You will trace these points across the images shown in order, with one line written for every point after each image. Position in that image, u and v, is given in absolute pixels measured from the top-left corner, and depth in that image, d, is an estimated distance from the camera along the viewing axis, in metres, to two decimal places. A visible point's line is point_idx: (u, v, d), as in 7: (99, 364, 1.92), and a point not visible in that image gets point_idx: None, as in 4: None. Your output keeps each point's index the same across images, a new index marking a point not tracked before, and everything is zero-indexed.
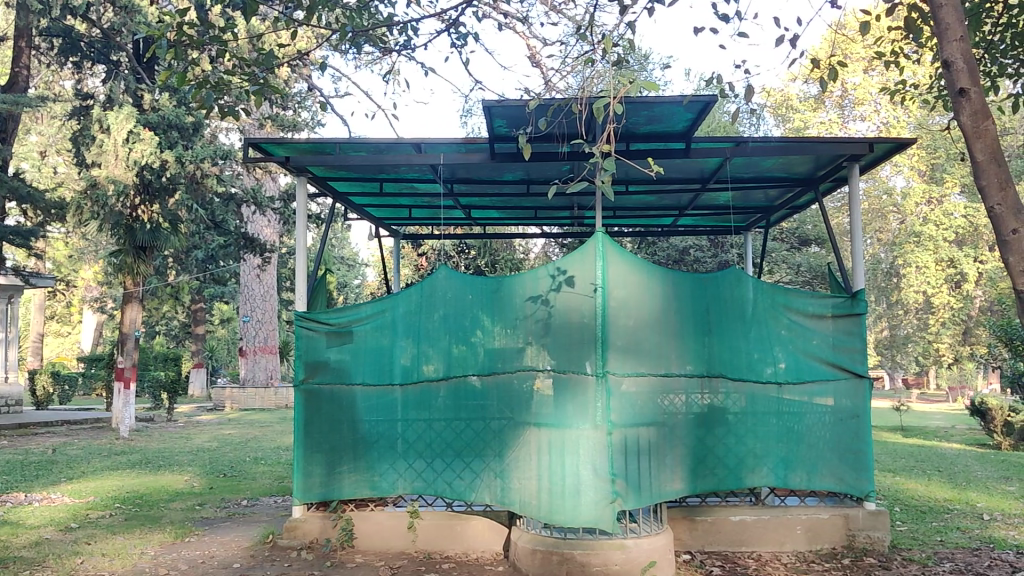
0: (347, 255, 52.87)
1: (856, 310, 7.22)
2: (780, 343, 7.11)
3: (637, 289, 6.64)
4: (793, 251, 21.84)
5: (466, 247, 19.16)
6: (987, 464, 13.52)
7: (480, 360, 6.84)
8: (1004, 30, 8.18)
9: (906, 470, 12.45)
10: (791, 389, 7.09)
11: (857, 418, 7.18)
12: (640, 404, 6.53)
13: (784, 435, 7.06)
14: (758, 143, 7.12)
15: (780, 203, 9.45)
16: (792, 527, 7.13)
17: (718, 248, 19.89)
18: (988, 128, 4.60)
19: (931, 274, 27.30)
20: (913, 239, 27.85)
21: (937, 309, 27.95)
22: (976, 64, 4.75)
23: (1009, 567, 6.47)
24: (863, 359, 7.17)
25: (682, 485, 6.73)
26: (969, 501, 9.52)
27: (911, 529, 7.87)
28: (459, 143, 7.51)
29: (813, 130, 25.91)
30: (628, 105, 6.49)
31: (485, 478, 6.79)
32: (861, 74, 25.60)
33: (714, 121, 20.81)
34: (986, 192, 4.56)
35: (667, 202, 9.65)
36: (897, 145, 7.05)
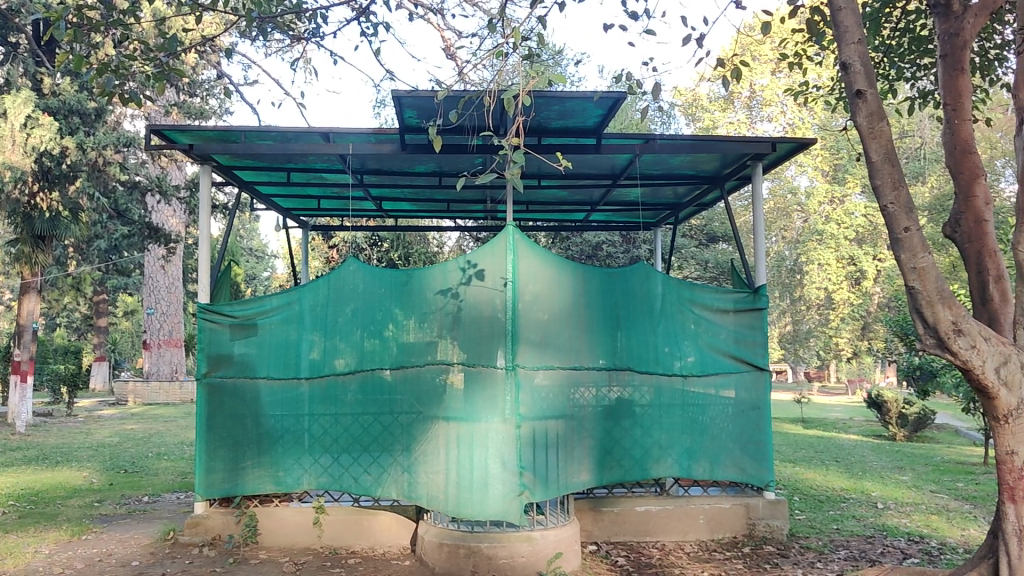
0: (254, 246, 51.75)
1: (759, 304, 7.41)
2: (688, 337, 7.26)
3: (547, 282, 6.64)
4: (701, 248, 21.91)
5: (378, 240, 18.94)
6: (882, 454, 13.98)
7: (392, 354, 6.76)
8: (902, 35, 8.40)
9: (806, 460, 12.79)
10: (696, 381, 7.24)
11: (758, 409, 7.39)
12: (550, 397, 6.53)
13: (688, 426, 7.21)
14: (667, 140, 7.25)
15: (689, 200, 9.60)
16: (695, 517, 7.27)
17: (630, 243, 19.87)
18: (882, 129, 4.88)
19: (833, 271, 28.04)
20: (816, 238, 28.62)
21: (838, 305, 28.84)
22: (872, 66, 4.95)
23: (900, 553, 6.71)
24: (764, 352, 7.38)
25: (589, 476, 6.79)
26: (864, 490, 9.86)
27: (809, 518, 8.11)
28: (369, 134, 7.43)
29: (722, 130, 26.37)
30: (540, 99, 6.50)
31: (393, 472, 6.74)
32: (769, 75, 26.19)
33: (626, 118, 20.97)
34: (880, 190, 4.88)
35: (579, 197, 9.72)
36: (799, 144, 7.24)
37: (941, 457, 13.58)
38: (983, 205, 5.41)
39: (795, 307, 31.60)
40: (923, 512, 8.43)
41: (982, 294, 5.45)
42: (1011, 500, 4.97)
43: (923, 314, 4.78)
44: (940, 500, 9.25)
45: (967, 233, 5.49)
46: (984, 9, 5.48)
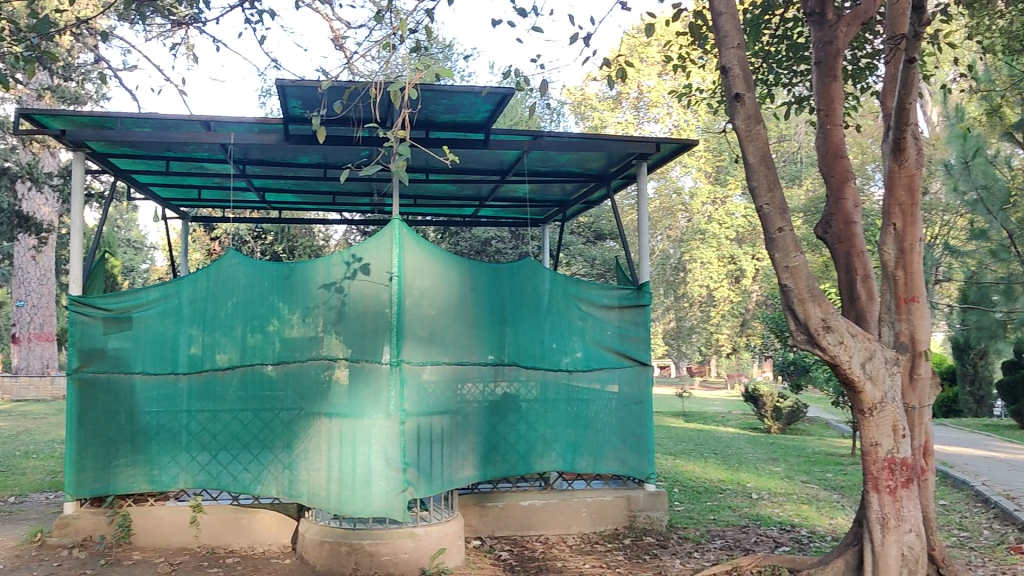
0: (133, 237, 49.91)
1: (642, 301, 7.59)
2: (575, 333, 7.37)
3: (434, 277, 6.60)
4: (588, 245, 21.87)
5: (261, 233, 18.50)
6: (758, 447, 14.45)
7: (276, 350, 6.60)
8: (780, 42, 8.66)
9: (686, 453, 13.12)
10: (580, 376, 7.35)
11: (639, 404, 7.56)
12: (435, 393, 6.50)
13: (572, 421, 7.31)
14: (554, 137, 7.31)
15: (576, 197, 9.72)
16: (577, 510, 7.37)
17: (518, 240, 19.80)
18: (759, 132, 5.05)
19: (714, 269, 28.80)
20: (699, 237, 29.30)
21: (719, 302, 29.69)
22: (750, 70, 5.11)
23: (773, 542, 6.94)
24: (646, 348, 7.57)
25: (473, 472, 6.79)
26: (740, 481, 10.18)
27: (688, 509, 8.33)
28: (252, 123, 7.26)
29: (610, 129, 26.73)
30: (427, 93, 6.46)
31: (273, 470, 6.61)
32: (656, 77, 26.69)
33: (516, 114, 21.03)
34: (756, 192, 5.05)
35: (467, 192, 9.72)
36: (682, 145, 7.43)
37: (812, 448, 14.14)
38: (852, 207, 5.66)
39: (678, 304, 32.37)
40: (795, 502, 8.75)
41: (850, 293, 5.68)
42: (874, 490, 5.18)
43: (795, 312, 4.96)
44: (811, 490, 9.63)
45: (837, 234, 5.71)
46: (856, 19, 5.72)
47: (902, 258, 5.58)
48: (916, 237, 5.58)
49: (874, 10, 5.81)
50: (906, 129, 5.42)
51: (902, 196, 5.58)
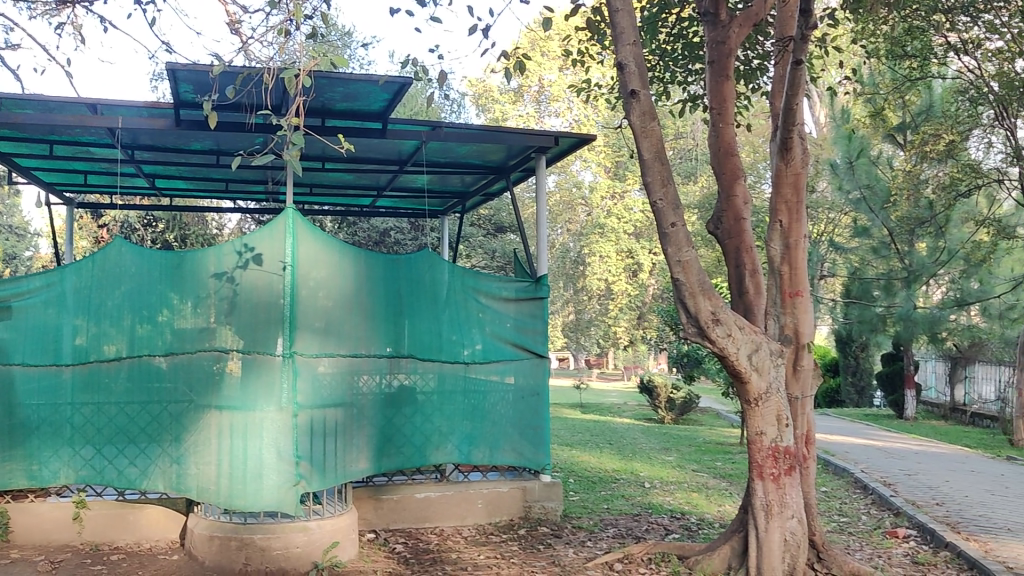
0: (16, 223, 47.75)
1: (539, 293, 7.66)
2: (474, 325, 7.39)
3: (329, 268, 6.50)
4: (488, 237, 21.81)
5: (152, 221, 17.93)
6: (652, 437, 14.75)
7: (166, 341, 6.39)
8: (677, 40, 8.79)
9: (581, 444, 13.30)
10: (477, 367, 7.38)
11: (536, 395, 7.63)
12: (329, 385, 6.42)
13: (469, 413, 7.33)
14: (454, 129, 7.28)
15: (475, 189, 9.70)
16: (473, 501, 7.37)
17: (417, 231, 19.61)
18: (653, 128, 5.15)
19: (612, 263, 29.22)
20: (597, 231, 29.67)
21: (617, 295, 30.14)
22: (645, 67, 5.20)
23: (663, 530, 7.08)
24: (543, 340, 7.63)
25: (368, 464, 6.73)
26: (633, 470, 10.37)
27: (582, 499, 8.44)
28: (142, 107, 7.03)
29: (512, 122, 26.83)
30: (321, 81, 6.37)
31: (161, 464, 6.42)
32: (558, 71, 26.86)
33: (416, 105, 20.90)
34: (651, 187, 5.15)
35: (365, 182, 9.61)
36: (580, 140, 7.51)
37: (704, 438, 14.51)
38: (742, 204, 5.79)
39: (577, 297, 32.73)
40: (686, 490, 8.97)
41: (739, 286, 5.83)
42: (759, 477, 5.34)
43: (686, 305, 5.07)
44: (701, 478, 9.88)
45: (727, 230, 5.85)
46: (747, 21, 5.86)
47: (788, 254, 5.76)
48: (801, 233, 5.78)
49: (765, 12, 5.96)
50: (793, 128, 5.59)
51: (788, 194, 5.75)
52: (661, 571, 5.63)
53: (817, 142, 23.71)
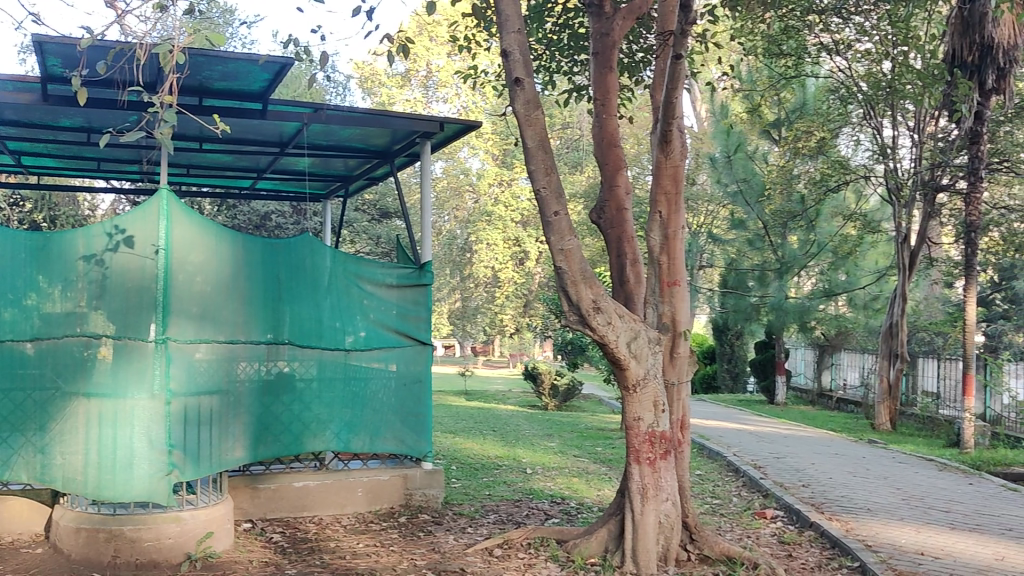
0: None
1: (423, 281, 7.64)
2: (357, 312, 7.32)
3: (205, 252, 6.31)
4: (373, 223, 21.46)
5: (18, 200, 17.02)
6: (536, 423, 14.87)
7: (33, 326, 6.03)
8: (562, 30, 8.84)
9: (465, 431, 13.30)
10: (359, 354, 7.31)
11: (418, 382, 7.62)
12: (203, 371, 6.26)
13: (349, 400, 7.26)
14: (337, 111, 7.17)
15: (359, 173, 9.57)
16: (352, 489, 7.30)
17: (300, 215, 19.19)
18: (537, 118, 5.18)
19: (499, 251, 29.30)
20: (485, 218, 29.68)
21: (503, 283, 30.23)
22: (529, 55, 5.22)
23: (543, 515, 7.16)
24: (426, 328, 7.62)
25: (244, 453, 6.59)
26: (516, 456, 10.46)
27: (464, 485, 8.46)
28: (7, 81, 6.67)
29: (398, 107, 26.54)
30: (198, 60, 6.18)
31: (24, 454, 6.09)
32: (446, 57, 26.65)
33: (300, 86, 20.42)
34: (534, 175, 5.17)
35: (245, 163, 9.37)
36: (466, 126, 7.49)
37: (586, 424, 14.73)
38: (624, 194, 5.88)
39: (464, 285, 32.71)
40: (566, 476, 9.11)
41: (619, 275, 5.95)
42: (635, 462, 5.46)
43: (568, 293, 5.10)
44: (581, 463, 10.04)
45: (609, 219, 5.93)
46: (631, 14, 5.93)
47: (666, 244, 5.87)
48: (679, 224, 5.90)
49: (648, 6, 6.06)
50: (673, 122, 5.70)
51: (667, 184, 5.86)
52: (540, 556, 5.68)
53: (698, 135, 24.27)
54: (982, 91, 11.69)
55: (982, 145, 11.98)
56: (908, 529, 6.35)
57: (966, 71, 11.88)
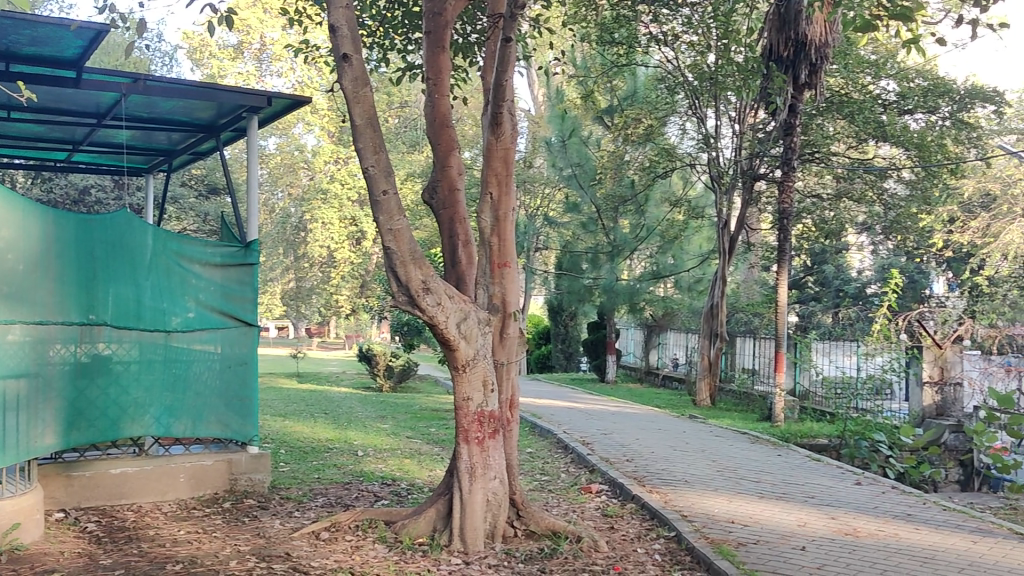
0: None
1: (249, 260, 7.43)
2: (180, 293, 7.07)
3: (11, 227, 5.85)
4: (200, 199, 20.65)
5: None
6: (369, 405, 14.74)
7: None
8: (398, 7, 8.71)
9: (295, 413, 13.06)
10: (180, 336, 7.06)
11: (244, 364, 7.41)
12: (10, 354, 5.85)
13: (169, 383, 7.00)
14: (157, 83, 6.87)
15: (183, 147, 9.20)
16: (174, 475, 7.03)
17: (121, 189, 18.23)
18: (365, 94, 5.13)
19: (335, 230, 28.84)
20: (320, 196, 29.07)
21: (339, 263, 29.77)
22: (358, 31, 5.16)
23: (373, 496, 7.13)
24: (254, 307, 7.40)
25: (54, 440, 6.20)
26: (347, 439, 10.36)
27: (292, 469, 8.32)
28: None
29: (230, 80, 25.56)
30: (5, 22, 5.76)
31: None
32: (280, 30, 25.86)
33: (121, 53, 19.33)
34: (362, 153, 5.12)
35: (59, 135, 8.85)
36: (294, 101, 7.34)
37: (420, 405, 14.76)
38: (457, 174, 5.87)
39: (298, 264, 32.04)
40: (398, 457, 9.10)
41: (451, 257, 5.94)
42: (464, 441, 5.50)
43: (397, 273, 5.08)
44: (413, 444, 10.05)
45: (442, 200, 5.91)
46: None
47: (497, 225, 5.90)
48: (509, 206, 5.94)
49: None
50: (503, 104, 5.72)
51: (498, 166, 5.88)
52: (368, 538, 5.66)
53: (534, 118, 24.59)
54: (795, 86, 12.28)
55: (795, 136, 12.65)
56: (721, 498, 6.70)
57: (782, 66, 12.45)
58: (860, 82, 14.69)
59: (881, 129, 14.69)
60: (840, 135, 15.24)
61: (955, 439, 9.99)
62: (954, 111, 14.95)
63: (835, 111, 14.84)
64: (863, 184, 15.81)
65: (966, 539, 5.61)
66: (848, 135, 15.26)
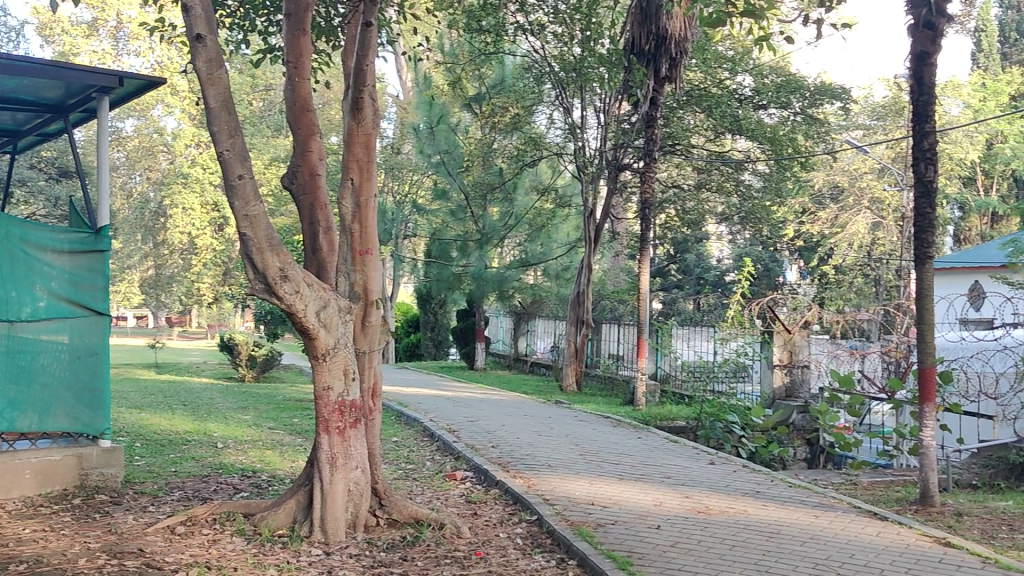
0: None
1: (99, 246, 7.14)
2: (26, 281, 6.76)
3: None
4: (51, 183, 19.67)
5: None
6: (230, 396, 14.39)
7: None
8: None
9: (151, 406, 12.63)
10: (25, 326, 6.73)
11: (95, 355, 7.10)
12: None
13: (13, 375, 6.66)
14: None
15: (28, 129, 8.74)
16: (20, 472, 6.65)
17: None
18: (220, 76, 5.01)
19: (197, 216, 28.02)
20: (181, 180, 28.10)
21: (201, 250, 28.91)
22: (213, 12, 5.03)
23: (232, 489, 6.96)
24: (103, 296, 7.12)
25: None
26: (206, 431, 10.09)
27: (148, 463, 8.05)
28: None
29: (84, 58, 24.37)
30: None
31: None
32: (138, 7, 24.83)
33: None
34: (216, 137, 5.00)
35: None
36: (148, 82, 7.08)
37: (283, 395, 14.49)
38: (317, 160, 5.79)
39: (158, 251, 30.97)
40: (259, 448, 8.93)
41: (312, 243, 5.78)
42: (324, 432, 5.44)
43: (253, 261, 4.95)
44: (275, 435, 9.88)
45: (301, 185, 5.81)
46: None
47: (358, 212, 5.83)
48: (370, 192, 5.88)
49: None
50: (364, 88, 5.69)
51: (359, 153, 5.82)
52: (225, 531, 5.54)
53: (403, 104, 24.43)
54: (657, 78, 12.61)
55: (656, 128, 12.96)
56: (583, 481, 6.84)
57: (644, 59, 12.73)
58: (718, 78, 15.20)
59: (736, 123, 15.19)
60: (699, 127, 15.72)
61: (802, 418, 10.40)
62: (805, 106, 15.61)
63: (695, 104, 15.30)
64: (720, 175, 16.29)
65: (809, 514, 5.91)
66: (707, 128, 15.78)
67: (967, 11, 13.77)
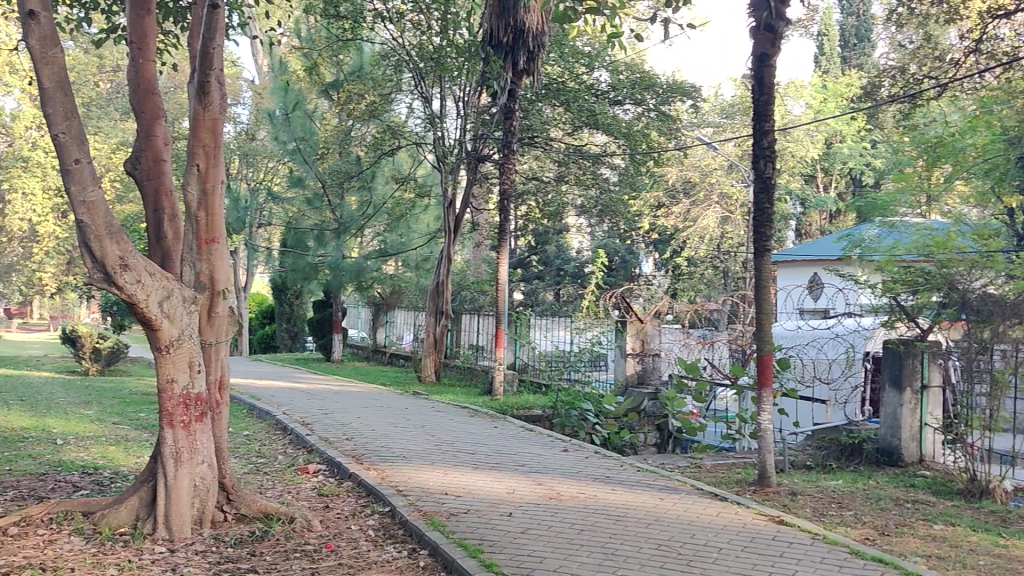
0: None
1: None
2: None
3: None
4: None
5: None
6: (72, 391, 13.74)
7: None
8: None
9: None
10: None
11: None
12: None
13: None
14: None
15: None
16: None
17: None
18: (55, 56, 4.79)
19: (37, 202, 26.81)
20: (20, 163, 26.54)
21: (42, 238, 27.49)
22: None
23: (72, 487, 6.65)
24: None
25: None
26: (44, 427, 9.60)
27: None
28: None
29: None
30: None
31: None
32: None
33: None
34: (51, 119, 4.77)
35: None
36: None
37: (129, 389, 13.94)
38: (161, 144, 5.62)
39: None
40: (102, 444, 8.57)
41: (156, 231, 5.60)
42: (168, 426, 5.27)
43: (91, 248, 4.74)
44: (120, 430, 9.51)
45: (145, 171, 5.62)
46: None
47: (204, 199, 5.64)
48: (217, 179, 5.71)
49: None
50: (211, 72, 5.56)
51: (205, 138, 5.66)
52: (62, 531, 5.30)
53: (258, 90, 23.82)
54: (514, 71, 12.73)
55: (514, 120, 13.10)
56: (437, 472, 6.87)
57: (501, 51, 12.84)
58: (576, 72, 15.60)
59: (593, 117, 15.52)
60: (557, 121, 15.91)
61: (653, 405, 10.51)
62: (658, 103, 15.95)
63: (553, 98, 15.61)
64: (577, 168, 16.57)
65: (654, 497, 6.12)
66: (565, 121, 16.04)
67: (808, 16, 14.47)
